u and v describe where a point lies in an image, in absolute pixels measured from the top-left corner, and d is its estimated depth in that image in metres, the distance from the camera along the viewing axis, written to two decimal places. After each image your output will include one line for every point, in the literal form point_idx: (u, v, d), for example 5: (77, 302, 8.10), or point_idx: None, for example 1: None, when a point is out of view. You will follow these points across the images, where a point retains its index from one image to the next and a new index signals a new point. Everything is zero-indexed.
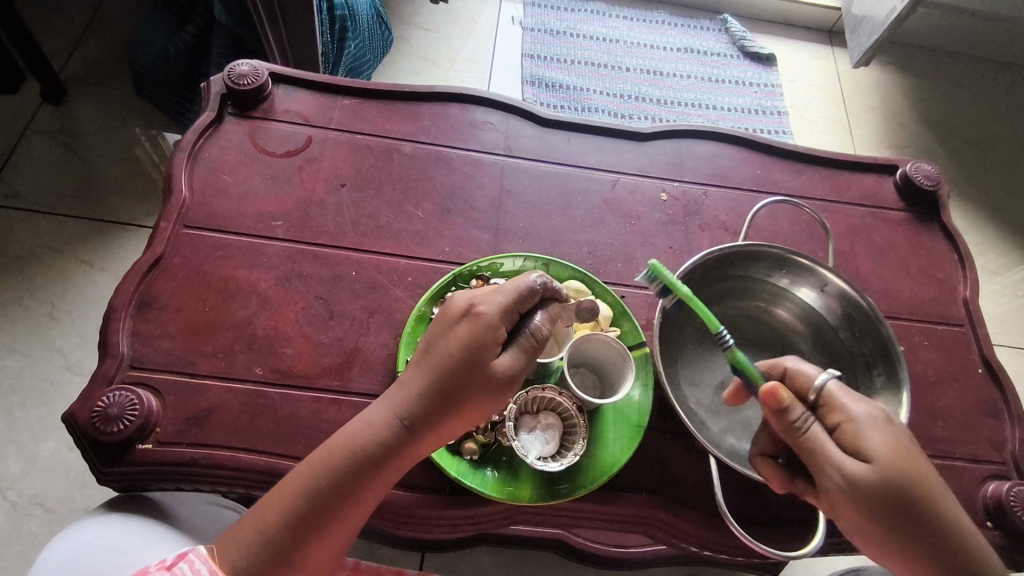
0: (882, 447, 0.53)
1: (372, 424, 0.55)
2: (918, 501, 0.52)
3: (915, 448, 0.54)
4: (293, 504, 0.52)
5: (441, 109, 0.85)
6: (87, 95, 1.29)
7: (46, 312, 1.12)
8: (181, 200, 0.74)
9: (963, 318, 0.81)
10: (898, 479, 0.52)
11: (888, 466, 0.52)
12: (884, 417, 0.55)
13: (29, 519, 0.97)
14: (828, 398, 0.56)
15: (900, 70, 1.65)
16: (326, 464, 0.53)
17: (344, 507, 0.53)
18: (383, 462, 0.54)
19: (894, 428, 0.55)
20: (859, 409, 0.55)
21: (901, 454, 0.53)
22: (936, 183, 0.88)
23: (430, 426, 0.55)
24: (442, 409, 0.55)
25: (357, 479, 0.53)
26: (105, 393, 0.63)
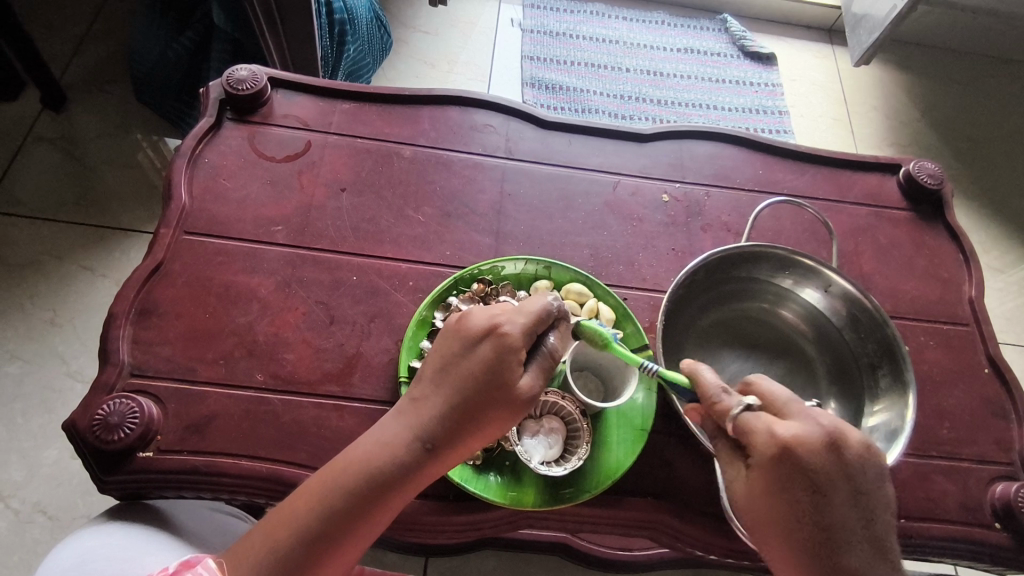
0: (763, 484, 0.49)
1: (391, 443, 0.54)
2: (795, 537, 0.49)
3: (810, 487, 0.48)
4: (304, 522, 0.51)
5: (441, 112, 0.85)
6: (87, 101, 1.29)
7: (48, 319, 1.11)
8: (180, 206, 0.73)
9: (968, 318, 0.81)
10: (771, 513, 0.49)
11: (760, 499, 0.50)
12: (779, 452, 0.48)
13: (31, 527, 0.97)
14: (736, 427, 0.52)
15: (902, 68, 1.65)
16: (344, 481, 0.53)
17: (361, 524, 0.53)
18: (404, 482, 0.54)
19: (790, 464, 0.48)
20: (757, 440, 0.50)
21: (782, 492, 0.49)
22: (940, 182, 0.87)
23: (451, 446, 0.55)
24: (462, 428, 0.54)
25: (377, 499, 0.53)
26: (105, 401, 0.62)
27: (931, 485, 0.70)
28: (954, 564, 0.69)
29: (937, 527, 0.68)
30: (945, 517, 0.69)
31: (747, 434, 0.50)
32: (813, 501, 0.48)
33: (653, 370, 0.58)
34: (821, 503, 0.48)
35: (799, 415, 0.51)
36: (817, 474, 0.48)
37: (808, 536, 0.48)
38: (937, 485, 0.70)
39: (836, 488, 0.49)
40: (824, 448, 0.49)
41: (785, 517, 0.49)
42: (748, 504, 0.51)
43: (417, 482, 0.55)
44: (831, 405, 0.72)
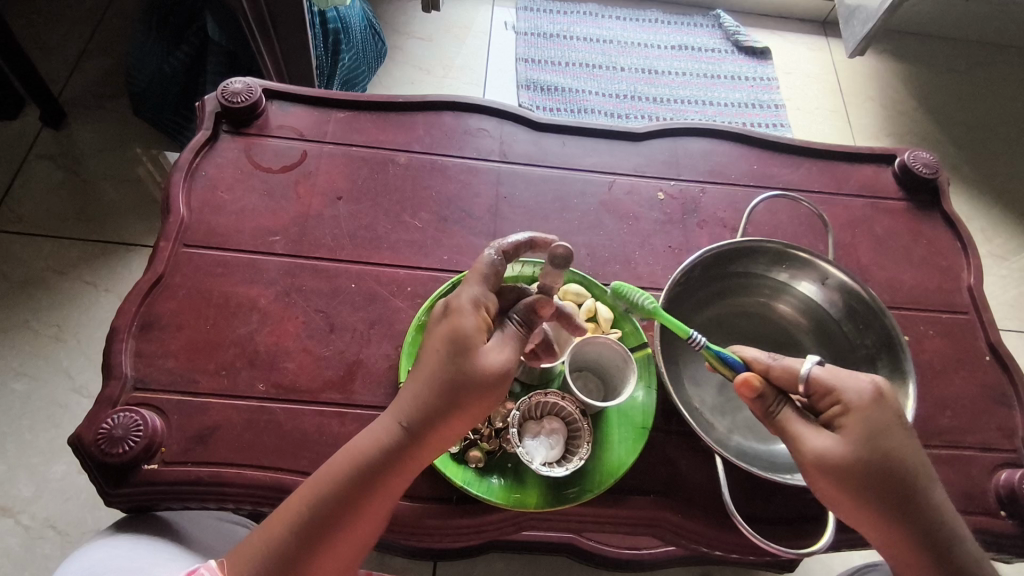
0: (862, 431, 0.55)
1: (376, 431, 0.55)
2: (898, 493, 0.54)
3: (897, 425, 0.56)
4: (302, 517, 0.53)
5: (434, 117, 0.86)
6: (86, 118, 1.30)
7: (53, 335, 1.12)
8: (178, 219, 0.74)
9: (968, 306, 0.81)
10: (878, 464, 0.54)
11: (864, 449, 0.54)
12: (873, 395, 0.56)
13: (43, 542, 0.97)
14: (815, 381, 0.57)
15: (897, 58, 1.65)
16: (327, 472, 0.54)
17: (353, 512, 0.53)
18: (385, 465, 0.54)
19: (882, 408, 0.56)
20: (847, 388, 0.57)
21: (877, 437, 0.55)
22: (936, 171, 0.87)
23: (428, 429, 0.54)
24: (425, 395, 0.54)
25: (365, 486, 0.54)
26: (110, 414, 0.63)
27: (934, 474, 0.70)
28: None
29: None
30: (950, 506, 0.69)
31: (834, 386, 0.57)
32: (905, 442, 0.55)
33: (702, 342, 0.62)
34: (908, 448, 0.55)
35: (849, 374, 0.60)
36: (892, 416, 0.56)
37: (905, 490, 0.54)
38: (941, 474, 0.70)
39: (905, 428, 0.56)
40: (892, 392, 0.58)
41: (884, 472, 0.54)
42: (848, 462, 0.54)
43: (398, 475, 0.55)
44: None
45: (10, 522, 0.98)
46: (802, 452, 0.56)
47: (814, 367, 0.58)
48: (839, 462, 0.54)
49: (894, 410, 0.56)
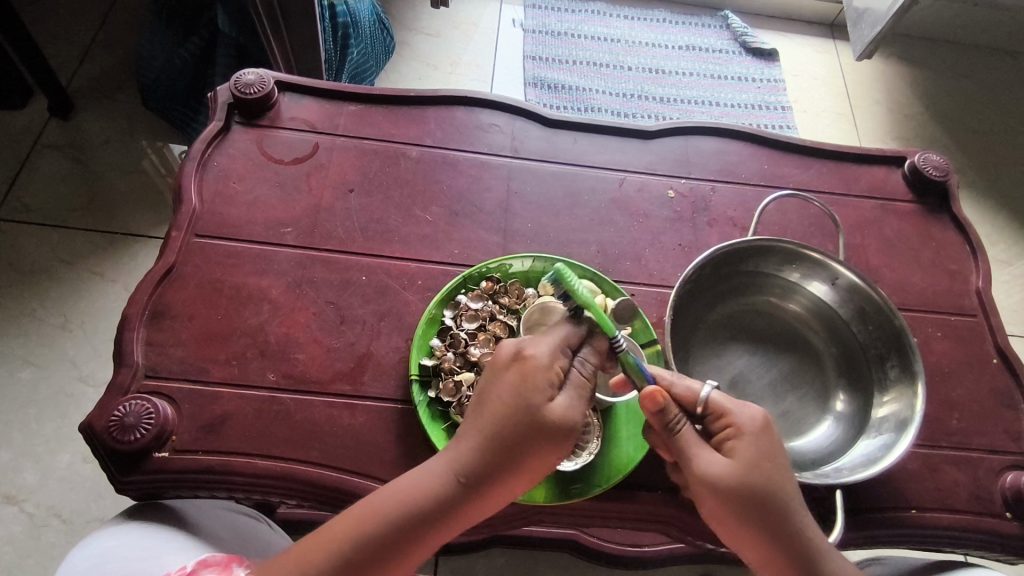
0: (750, 456, 0.54)
1: (423, 481, 0.54)
2: (778, 523, 0.54)
3: (782, 454, 0.56)
4: (337, 551, 0.52)
5: (446, 112, 0.86)
6: (94, 108, 1.30)
7: (59, 324, 1.12)
8: (191, 209, 0.74)
9: (976, 308, 0.81)
10: (765, 487, 0.54)
11: (749, 478, 0.54)
12: (762, 424, 0.56)
13: (46, 530, 0.98)
14: (711, 403, 0.57)
15: (905, 62, 1.65)
16: (376, 512, 0.53)
17: (386, 561, 0.53)
18: (440, 517, 0.54)
19: (769, 435, 0.56)
20: (741, 413, 0.56)
21: (766, 461, 0.55)
22: (946, 173, 0.87)
23: (485, 489, 0.54)
24: (500, 463, 0.54)
25: (405, 537, 0.53)
26: (121, 403, 0.63)
27: (941, 475, 0.70)
28: (965, 554, 0.70)
29: (948, 517, 0.68)
30: (956, 507, 0.69)
31: (728, 407, 0.57)
32: (787, 470, 0.56)
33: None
34: (789, 476, 0.56)
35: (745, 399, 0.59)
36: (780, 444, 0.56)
37: (784, 519, 0.54)
38: (947, 475, 0.70)
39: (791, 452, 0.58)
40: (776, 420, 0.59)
41: (768, 503, 0.54)
42: (734, 491, 0.53)
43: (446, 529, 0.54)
44: (841, 397, 0.72)
45: (14, 510, 0.99)
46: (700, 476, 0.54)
47: (713, 387, 0.57)
48: (734, 488, 0.53)
49: (778, 438, 0.57)
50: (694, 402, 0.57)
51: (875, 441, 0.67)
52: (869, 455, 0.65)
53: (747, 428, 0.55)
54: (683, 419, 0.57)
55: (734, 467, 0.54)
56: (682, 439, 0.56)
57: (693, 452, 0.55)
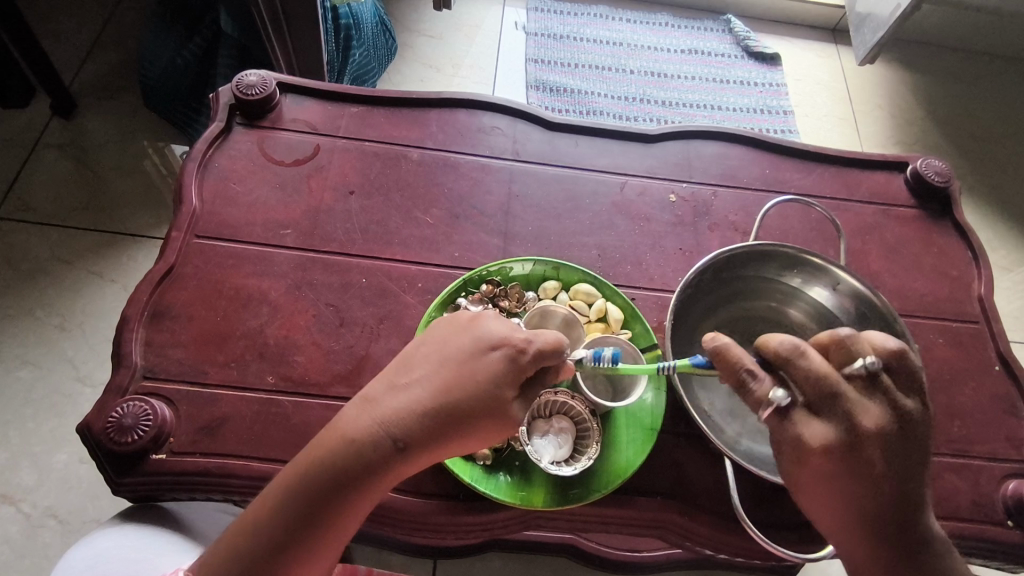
0: (806, 478, 0.51)
1: (355, 439, 0.51)
2: (845, 530, 0.51)
3: (856, 474, 0.50)
4: (271, 529, 0.50)
5: (447, 115, 0.86)
6: (96, 108, 1.30)
7: (58, 324, 1.12)
8: (190, 210, 0.74)
9: (977, 315, 0.80)
10: (833, 503, 0.51)
11: (806, 488, 0.52)
12: (827, 445, 0.50)
13: (43, 530, 0.97)
14: (770, 419, 0.52)
15: (907, 67, 1.65)
16: (306, 483, 0.50)
17: (337, 511, 0.51)
18: (365, 478, 0.51)
19: (838, 457, 0.50)
20: (804, 433, 0.51)
21: (833, 480, 0.50)
22: (948, 179, 0.87)
23: (423, 446, 0.52)
24: (443, 433, 0.52)
25: (338, 496, 0.50)
26: (119, 403, 0.63)
27: (942, 483, 0.70)
28: (966, 562, 0.69)
29: (949, 525, 0.68)
30: (957, 515, 0.69)
31: (792, 425, 0.51)
32: (870, 485, 0.50)
33: (671, 367, 0.59)
34: (874, 491, 0.50)
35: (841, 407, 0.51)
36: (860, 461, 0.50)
37: (856, 530, 0.50)
38: (948, 483, 0.70)
39: (885, 466, 0.50)
40: (869, 435, 0.50)
41: (829, 510, 0.51)
42: (792, 489, 0.53)
43: (385, 483, 0.52)
44: None
45: (11, 510, 0.98)
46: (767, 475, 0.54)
47: (778, 400, 0.51)
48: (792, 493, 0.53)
49: (860, 455, 0.50)
50: (758, 411, 0.52)
51: None
52: None
53: (805, 448, 0.51)
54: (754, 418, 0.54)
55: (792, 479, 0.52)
56: None
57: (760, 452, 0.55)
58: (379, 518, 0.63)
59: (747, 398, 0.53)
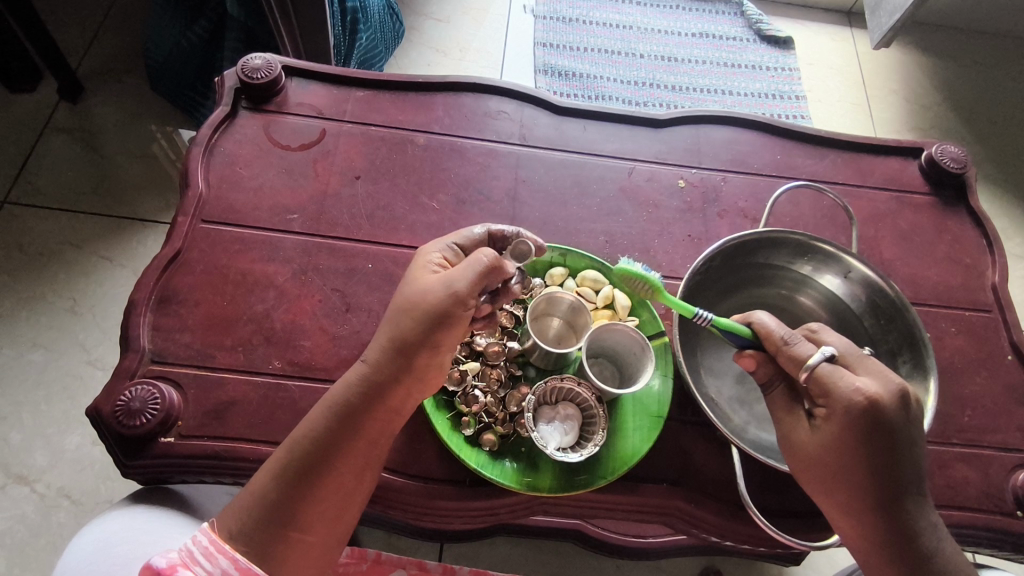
0: (831, 436, 0.54)
1: (345, 380, 0.56)
2: (856, 497, 0.54)
3: (880, 436, 0.53)
4: (285, 461, 0.53)
5: (454, 98, 0.85)
6: (104, 93, 1.30)
7: (68, 308, 1.13)
8: (197, 194, 0.74)
9: (991, 304, 0.79)
10: (850, 468, 0.54)
11: (831, 453, 0.54)
12: (861, 408, 0.53)
13: (57, 511, 0.99)
14: (811, 377, 0.56)
15: (923, 51, 1.61)
16: (308, 421, 0.55)
17: (342, 442, 0.54)
18: (361, 406, 0.55)
19: (867, 420, 0.53)
20: (838, 393, 0.54)
21: (856, 442, 0.53)
22: (964, 165, 0.86)
23: (394, 362, 0.56)
24: (409, 352, 0.55)
25: (339, 430, 0.54)
26: (128, 387, 0.63)
27: (951, 472, 0.69)
28: (973, 552, 0.69)
29: (959, 515, 0.67)
30: (966, 504, 0.68)
31: (827, 385, 0.55)
32: (887, 458, 0.53)
33: (709, 319, 0.63)
34: (890, 461, 0.53)
35: (871, 373, 0.55)
36: (883, 432, 0.53)
37: (867, 495, 0.53)
38: (958, 472, 0.69)
39: (903, 442, 0.53)
40: (898, 400, 0.53)
41: (849, 476, 0.54)
42: (814, 457, 0.56)
43: (377, 416, 0.56)
44: None
45: (26, 490, 1.00)
46: (788, 437, 0.58)
47: (817, 361, 0.55)
48: (812, 455, 0.56)
49: (885, 422, 0.53)
50: (796, 371, 0.57)
51: None
52: None
53: (837, 408, 0.54)
54: (782, 381, 0.60)
55: (816, 440, 0.55)
56: (775, 398, 0.60)
57: (783, 413, 0.59)
58: (386, 502, 0.64)
59: (785, 359, 0.58)
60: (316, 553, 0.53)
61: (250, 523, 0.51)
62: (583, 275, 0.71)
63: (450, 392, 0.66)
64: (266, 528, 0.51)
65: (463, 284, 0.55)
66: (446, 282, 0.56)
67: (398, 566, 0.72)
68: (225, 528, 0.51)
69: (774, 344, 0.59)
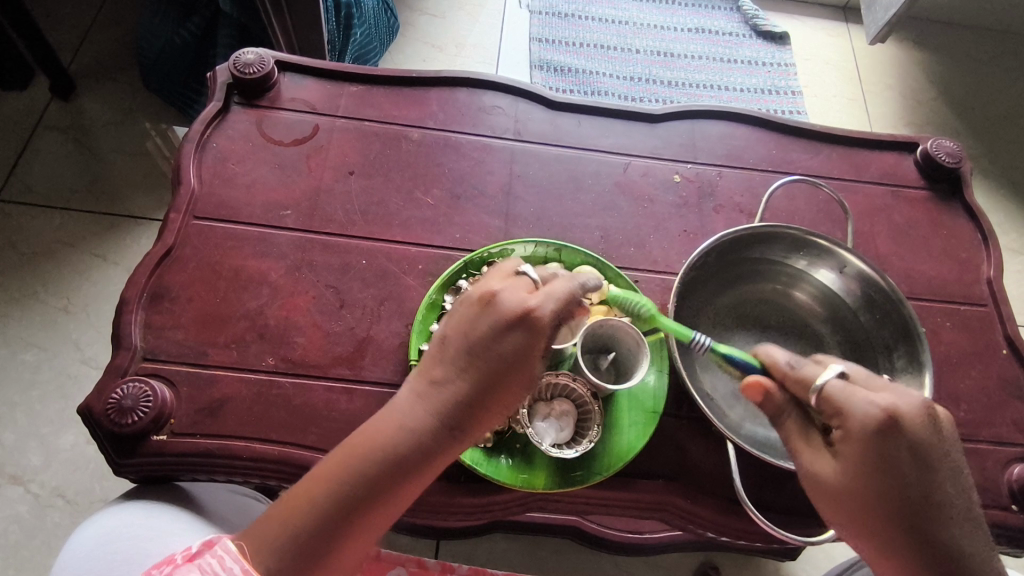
0: (854, 460, 0.51)
1: (413, 426, 0.53)
2: (891, 525, 0.50)
3: (910, 453, 0.50)
4: (327, 500, 0.51)
5: (448, 94, 0.84)
6: (96, 90, 1.29)
7: (62, 307, 1.12)
8: (189, 190, 0.73)
9: (986, 298, 0.79)
10: (878, 494, 0.50)
11: (855, 479, 0.51)
12: (882, 423, 0.51)
13: (51, 510, 0.98)
14: (823, 398, 0.54)
15: (919, 46, 1.61)
16: (355, 463, 0.52)
17: (406, 482, 0.52)
18: (421, 460, 0.53)
19: (890, 437, 0.50)
20: (853, 411, 0.52)
21: (881, 463, 0.50)
22: (959, 160, 0.86)
23: (469, 425, 0.54)
24: (485, 415, 0.54)
25: (392, 479, 0.52)
26: (119, 385, 0.63)
27: None
28: None
29: None
30: None
31: (839, 403, 0.53)
32: (917, 477, 0.50)
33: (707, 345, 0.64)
34: (924, 477, 0.50)
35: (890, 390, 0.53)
36: (908, 448, 0.50)
37: (903, 517, 0.50)
38: None
39: (934, 459, 0.50)
40: (923, 416, 0.51)
41: (880, 502, 0.50)
42: (838, 487, 0.52)
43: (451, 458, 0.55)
44: None
45: (20, 490, 0.99)
46: (806, 470, 0.54)
47: (829, 380, 0.54)
48: (836, 486, 0.52)
49: (910, 439, 0.50)
50: (808, 394, 0.55)
51: None
52: None
53: (855, 428, 0.51)
54: (794, 410, 0.57)
55: (838, 468, 0.52)
56: (789, 428, 0.56)
57: (800, 444, 0.55)
58: None
59: (794, 382, 0.57)
60: None
61: (286, 558, 0.48)
62: (578, 270, 0.71)
63: None
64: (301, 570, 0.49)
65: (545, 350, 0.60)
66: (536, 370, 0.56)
67: (394, 565, 0.72)
68: (250, 546, 0.48)
69: (781, 371, 0.58)
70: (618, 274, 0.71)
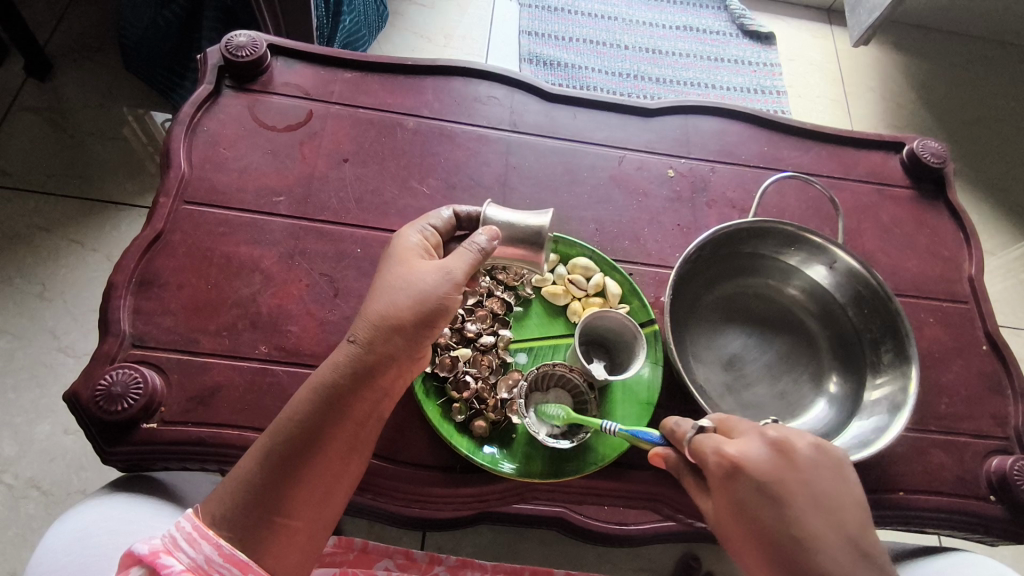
0: (720, 506, 0.49)
1: (328, 360, 0.54)
2: (762, 573, 0.46)
3: (757, 513, 0.47)
4: (270, 442, 0.51)
5: (444, 83, 0.84)
6: (74, 71, 1.25)
7: (38, 294, 1.09)
8: (179, 175, 0.72)
9: (967, 296, 0.82)
10: (744, 540, 0.47)
11: (730, 525, 0.49)
12: (725, 467, 0.49)
13: (26, 502, 0.96)
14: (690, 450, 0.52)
15: (900, 50, 1.65)
16: (292, 406, 0.52)
17: (342, 408, 0.52)
18: (351, 386, 0.52)
19: (732, 477, 0.48)
20: (704, 460, 0.50)
21: (744, 509, 0.47)
22: (943, 160, 0.88)
23: (376, 331, 0.53)
24: (388, 318, 0.54)
25: (327, 410, 0.52)
26: (108, 371, 0.61)
27: (929, 459, 0.71)
28: (948, 535, 0.71)
29: (937, 500, 0.69)
30: (942, 490, 0.70)
31: (698, 453, 0.51)
32: (772, 514, 0.46)
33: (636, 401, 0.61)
34: (778, 511, 0.46)
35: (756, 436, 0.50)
36: (732, 489, 0.48)
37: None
38: (935, 458, 0.71)
39: (763, 498, 0.47)
40: (766, 457, 0.48)
41: (759, 548, 0.47)
42: (730, 537, 0.49)
43: (381, 371, 0.53)
44: (834, 379, 0.73)
45: None
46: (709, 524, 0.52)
47: (692, 434, 0.53)
48: (725, 537, 0.50)
49: (754, 480, 0.48)
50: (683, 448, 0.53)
51: (869, 423, 0.67)
52: (863, 437, 0.66)
53: (709, 475, 0.50)
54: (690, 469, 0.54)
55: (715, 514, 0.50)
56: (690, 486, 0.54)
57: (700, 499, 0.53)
58: (374, 489, 0.63)
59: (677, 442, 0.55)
60: (302, 544, 0.50)
61: (240, 507, 0.48)
62: (575, 262, 0.71)
63: (441, 378, 0.65)
64: (253, 517, 0.48)
65: (463, 271, 0.56)
66: (442, 268, 0.56)
67: (384, 556, 0.72)
68: (209, 515, 0.48)
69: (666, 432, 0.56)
70: (613, 266, 0.72)
